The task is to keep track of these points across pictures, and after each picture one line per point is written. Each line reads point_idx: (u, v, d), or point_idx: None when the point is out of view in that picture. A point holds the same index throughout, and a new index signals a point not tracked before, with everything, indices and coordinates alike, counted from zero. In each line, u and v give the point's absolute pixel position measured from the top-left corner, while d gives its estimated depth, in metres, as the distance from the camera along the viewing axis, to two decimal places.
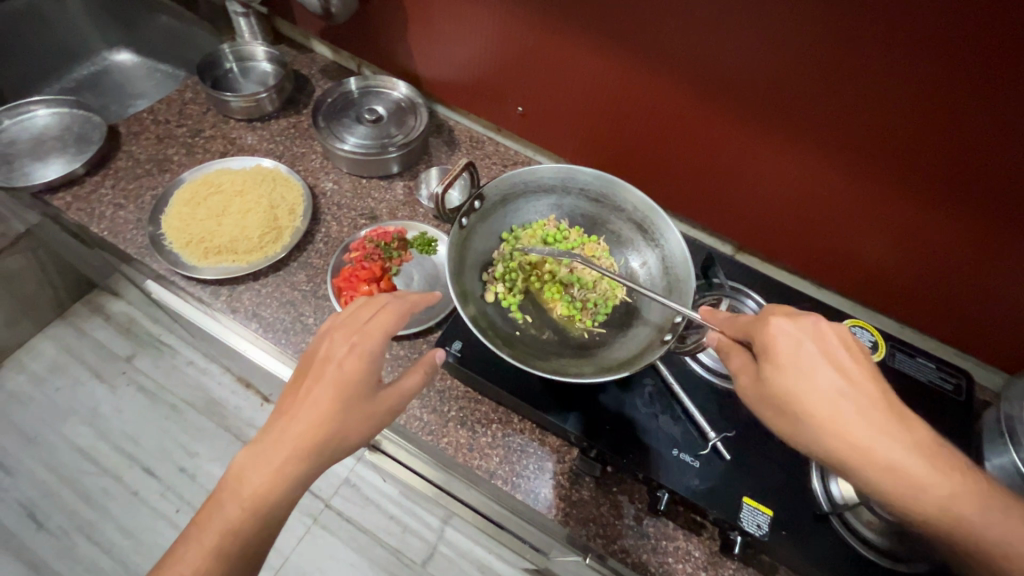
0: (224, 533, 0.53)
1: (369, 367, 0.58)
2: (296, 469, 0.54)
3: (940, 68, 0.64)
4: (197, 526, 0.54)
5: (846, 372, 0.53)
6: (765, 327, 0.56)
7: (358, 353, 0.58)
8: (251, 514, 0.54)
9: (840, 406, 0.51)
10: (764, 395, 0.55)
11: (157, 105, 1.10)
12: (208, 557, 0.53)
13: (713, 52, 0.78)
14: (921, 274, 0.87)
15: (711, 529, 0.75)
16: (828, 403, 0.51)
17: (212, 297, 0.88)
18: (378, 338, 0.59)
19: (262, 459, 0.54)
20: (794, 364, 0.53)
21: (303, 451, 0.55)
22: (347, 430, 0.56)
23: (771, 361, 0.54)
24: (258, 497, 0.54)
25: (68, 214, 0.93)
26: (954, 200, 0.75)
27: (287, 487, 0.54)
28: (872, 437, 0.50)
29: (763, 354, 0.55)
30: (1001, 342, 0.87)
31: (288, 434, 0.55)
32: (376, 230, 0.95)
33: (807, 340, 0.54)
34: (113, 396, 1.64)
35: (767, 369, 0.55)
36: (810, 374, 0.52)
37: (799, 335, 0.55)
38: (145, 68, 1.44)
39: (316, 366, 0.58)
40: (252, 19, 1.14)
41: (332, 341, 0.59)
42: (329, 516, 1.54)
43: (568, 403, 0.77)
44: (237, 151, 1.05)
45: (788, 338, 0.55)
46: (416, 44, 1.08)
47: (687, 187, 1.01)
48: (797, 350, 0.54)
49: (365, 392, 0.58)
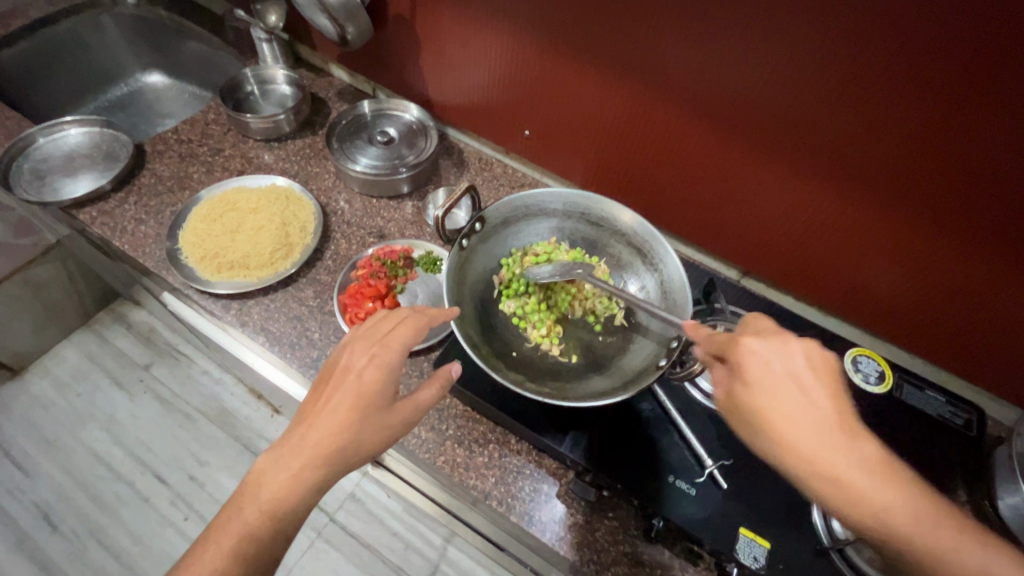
0: (243, 537, 0.54)
1: (387, 378, 0.60)
2: (314, 475, 0.56)
3: (942, 99, 0.64)
4: (213, 530, 0.55)
5: (810, 395, 0.51)
6: (737, 346, 0.55)
7: (378, 363, 0.60)
8: (268, 518, 0.55)
9: (813, 433, 0.49)
10: (732, 408, 0.54)
11: (181, 125, 1.15)
12: (225, 561, 0.53)
13: (714, 78, 0.80)
14: (929, 304, 0.85)
15: (709, 560, 0.74)
16: (795, 428, 0.49)
17: (223, 310, 0.90)
18: (396, 349, 0.61)
19: (282, 463, 0.56)
20: (761, 382, 0.52)
21: (322, 457, 0.56)
22: (365, 438, 0.57)
23: (742, 379, 0.53)
24: (277, 501, 0.55)
25: (93, 228, 0.98)
26: (959, 228, 0.74)
27: (305, 493, 0.55)
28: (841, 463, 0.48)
29: (736, 372, 0.54)
30: (1017, 376, 0.84)
31: (307, 442, 0.56)
32: (383, 248, 0.97)
33: (775, 360, 0.53)
34: (130, 403, 1.68)
35: (736, 386, 0.54)
36: (777, 396, 0.51)
37: (768, 356, 0.53)
38: (176, 90, 1.51)
39: (337, 376, 0.60)
40: (275, 45, 1.18)
41: (353, 351, 0.61)
42: (332, 530, 1.55)
43: (564, 426, 0.77)
44: (254, 170, 1.09)
45: (758, 358, 0.53)
46: (429, 69, 1.11)
47: (692, 211, 1.01)
48: (767, 370, 0.52)
49: (383, 401, 0.59)
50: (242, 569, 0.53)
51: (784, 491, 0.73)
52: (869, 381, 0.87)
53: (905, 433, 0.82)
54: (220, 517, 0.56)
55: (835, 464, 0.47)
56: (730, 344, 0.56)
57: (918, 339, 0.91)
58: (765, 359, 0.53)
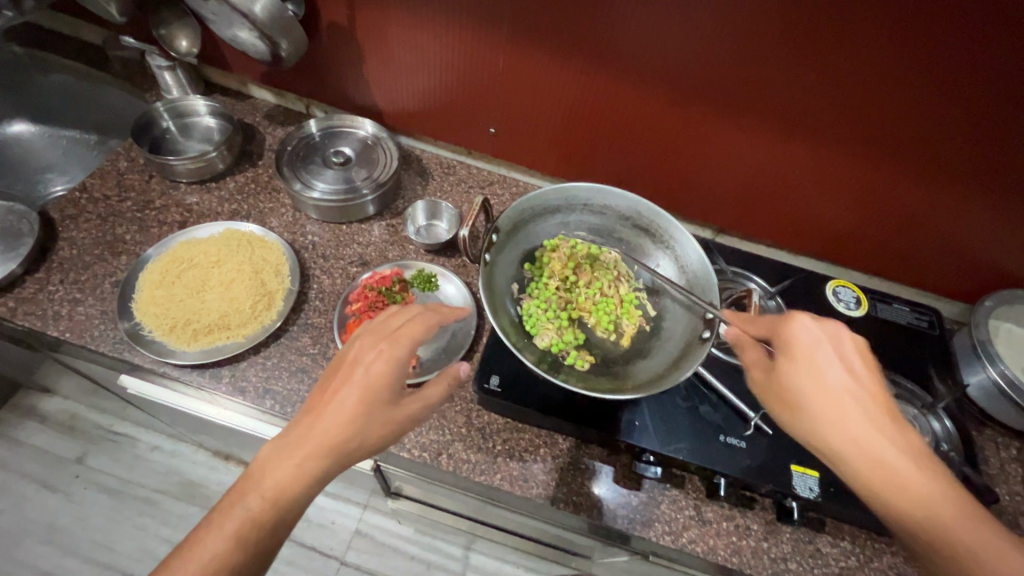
0: (246, 524, 0.54)
1: (396, 373, 0.59)
2: (318, 466, 0.56)
3: (905, 48, 0.71)
4: (218, 515, 0.54)
5: (854, 371, 0.56)
6: (789, 324, 0.59)
7: (387, 358, 0.59)
8: (272, 508, 0.55)
9: (853, 412, 0.54)
10: (773, 387, 0.59)
11: (89, 181, 0.99)
12: (230, 546, 0.53)
13: (685, 50, 0.82)
14: (885, 228, 0.96)
15: (764, 500, 0.80)
16: (842, 406, 0.54)
17: (213, 381, 0.80)
18: (406, 346, 0.60)
19: (286, 452, 0.56)
20: (811, 355, 0.57)
21: (327, 449, 0.56)
22: (368, 432, 0.57)
23: (787, 355, 0.58)
24: (281, 491, 0.55)
25: (16, 320, 0.82)
26: (911, 158, 0.84)
27: (307, 486, 0.56)
28: (879, 443, 0.53)
29: (781, 349, 0.59)
30: (961, 277, 0.98)
31: (312, 432, 0.56)
32: (373, 276, 0.91)
33: (824, 341, 0.57)
34: (72, 505, 1.46)
35: (782, 365, 0.58)
36: (830, 379, 0.56)
37: (819, 338, 0.58)
38: (48, 137, 1.24)
39: (345, 369, 0.59)
40: (179, 72, 1.06)
41: (362, 344, 0.61)
42: (347, 572, 1.47)
43: (615, 414, 0.79)
44: (197, 218, 0.97)
45: (810, 336, 0.58)
46: (373, 75, 1.03)
47: (665, 181, 1.05)
48: (811, 348, 0.57)
49: (390, 397, 0.59)
50: (245, 555, 0.53)
51: None
52: (850, 307, 0.97)
53: (889, 346, 0.93)
54: (222, 504, 0.55)
55: (875, 448, 0.53)
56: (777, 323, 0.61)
57: (879, 259, 1.02)
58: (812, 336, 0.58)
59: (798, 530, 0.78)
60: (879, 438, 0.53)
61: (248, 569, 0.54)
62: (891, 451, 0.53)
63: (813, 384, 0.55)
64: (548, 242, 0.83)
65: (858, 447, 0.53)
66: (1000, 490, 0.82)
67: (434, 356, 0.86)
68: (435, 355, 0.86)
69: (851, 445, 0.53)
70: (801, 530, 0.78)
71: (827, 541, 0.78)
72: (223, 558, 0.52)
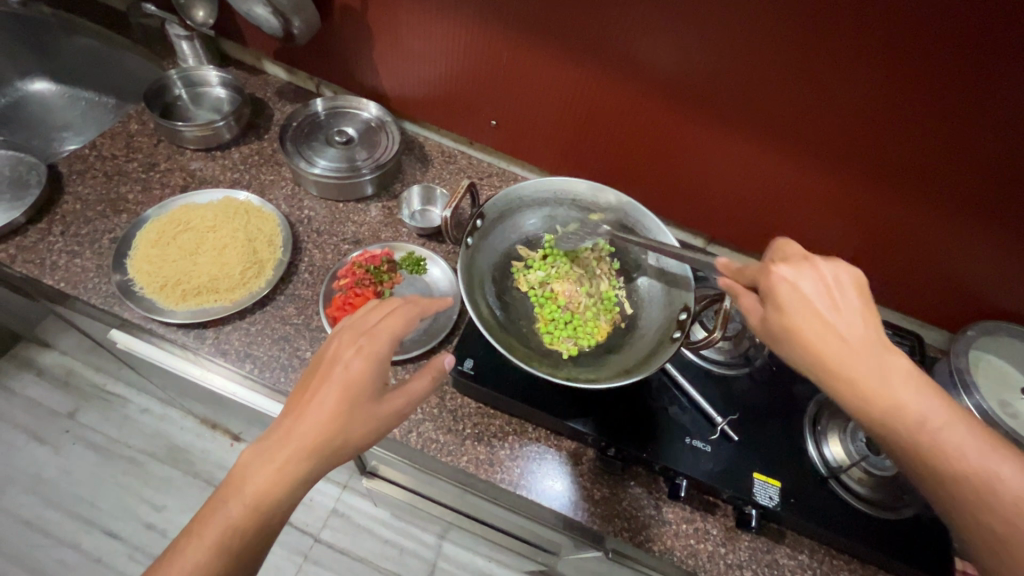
0: (228, 532, 0.55)
1: (375, 368, 0.61)
2: (301, 467, 0.57)
3: (895, 69, 0.72)
4: (197, 525, 0.56)
5: (836, 307, 0.52)
6: (768, 276, 0.55)
7: (366, 353, 0.61)
8: (252, 514, 0.55)
9: (845, 354, 0.51)
10: (772, 336, 0.55)
11: (99, 139, 1.02)
12: (212, 556, 0.54)
13: (684, 56, 0.83)
14: (874, 249, 0.96)
15: (724, 507, 0.80)
16: (845, 346, 0.51)
17: (197, 341, 0.82)
18: (384, 341, 0.62)
19: (267, 457, 0.57)
20: (794, 305, 0.53)
21: (309, 448, 0.57)
22: (352, 429, 0.59)
23: (776, 307, 0.54)
24: (262, 496, 0.56)
25: (15, 267, 0.85)
26: (902, 180, 0.84)
27: (290, 488, 0.57)
28: (884, 382, 0.50)
29: (769, 302, 0.55)
30: (948, 305, 0.98)
31: (293, 435, 0.57)
32: (363, 254, 0.93)
33: (809, 287, 0.53)
34: (59, 458, 1.49)
35: (772, 316, 0.54)
36: (814, 321, 0.52)
37: (799, 280, 0.54)
38: (70, 98, 1.32)
39: (323, 369, 0.61)
40: (196, 42, 1.08)
41: (339, 343, 0.62)
42: (320, 550, 1.49)
43: (585, 407, 0.80)
44: (199, 184, 1.00)
45: (790, 287, 0.54)
46: (382, 60, 1.06)
47: (659, 186, 1.06)
48: (796, 294, 0.53)
49: (371, 392, 0.60)
50: (227, 561, 0.55)
51: (783, 434, 0.82)
52: None
53: None
54: (201, 514, 0.56)
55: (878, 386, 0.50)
56: (762, 272, 0.56)
57: (866, 281, 1.02)
58: (797, 283, 0.53)
59: (756, 539, 0.79)
60: (882, 374, 0.50)
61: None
62: (897, 386, 0.50)
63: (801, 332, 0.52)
64: (547, 237, 0.86)
65: (871, 389, 0.50)
66: None
67: (414, 337, 0.87)
68: (414, 336, 0.88)
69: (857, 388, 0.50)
70: (759, 540, 0.79)
71: (785, 553, 0.78)
72: (206, 568, 0.54)
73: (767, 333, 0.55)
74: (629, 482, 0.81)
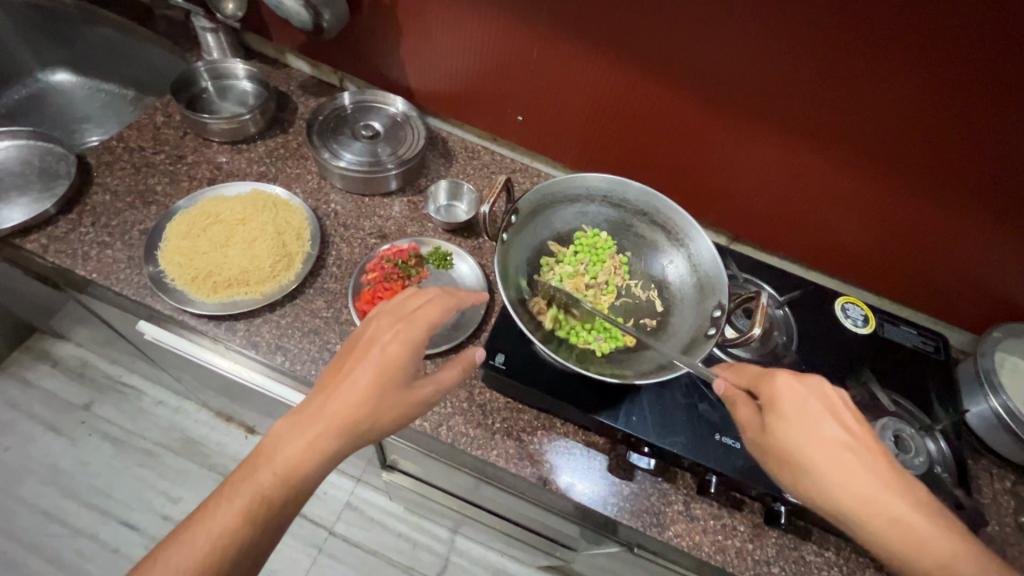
0: (255, 500, 0.56)
1: (410, 355, 0.60)
2: (329, 444, 0.58)
3: (933, 71, 0.72)
4: (228, 488, 0.57)
5: (845, 426, 0.60)
6: (772, 382, 0.62)
7: (402, 340, 0.60)
8: (281, 484, 0.57)
9: (845, 461, 0.58)
10: (767, 443, 0.61)
11: (126, 131, 1.02)
12: (238, 520, 0.56)
13: (714, 54, 0.83)
14: (899, 249, 0.96)
15: (752, 504, 0.81)
16: (834, 461, 0.58)
17: (228, 333, 0.83)
18: (421, 328, 0.61)
19: (298, 431, 0.58)
20: (793, 414, 0.60)
21: (339, 427, 0.58)
22: (380, 413, 0.59)
23: (776, 413, 0.60)
24: (290, 467, 0.57)
25: (47, 257, 0.85)
26: (930, 181, 0.84)
27: (317, 464, 0.58)
28: (885, 497, 0.57)
29: (769, 406, 0.61)
30: (972, 305, 0.98)
31: (325, 411, 0.58)
32: (391, 248, 0.93)
33: (811, 398, 0.61)
34: (75, 449, 1.49)
35: (774, 422, 0.60)
36: (816, 428, 0.59)
37: (803, 391, 0.61)
38: (90, 90, 1.33)
39: (360, 349, 0.61)
40: (221, 35, 1.08)
41: (377, 325, 0.62)
42: (334, 543, 1.49)
43: (615, 403, 0.80)
44: (225, 177, 1.00)
45: (793, 393, 0.61)
46: (407, 54, 1.06)
47: (684, 184, 1.06)
48: (800, 404, 0.60)
49: (404, 379, 0.60)
50: (254, 527, 0.56)
51: None
52: (857, 324, 0.98)
53: (894, 366, 0.94)
54: (234, 476, 0.58)
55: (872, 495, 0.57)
56: (765, 378, 0.63)
57: (891, 279, 1.03)
58: (798, 393, 0.61)
59: (784, 535, 0.79)
60: (882, 488, 0.57)
61: (257, 541, 0.57)
62: (895, 503, 0.56)
63: (798, 442, 0.59)
64: (578, 233, 0.86)
65: (863, 503, 0.56)
66: (989, 519, 0.82)
67: (443, 331, 0.88)
68: (443, 330, 0.88)
69: (856, 499, 0.57)
70: (787, 536, 0.79)
71: (812, 550, 0.79)
72: (234, 531, 0.55)
73: (763, 433, 0.62)
74: (658, 478, 0.81)
